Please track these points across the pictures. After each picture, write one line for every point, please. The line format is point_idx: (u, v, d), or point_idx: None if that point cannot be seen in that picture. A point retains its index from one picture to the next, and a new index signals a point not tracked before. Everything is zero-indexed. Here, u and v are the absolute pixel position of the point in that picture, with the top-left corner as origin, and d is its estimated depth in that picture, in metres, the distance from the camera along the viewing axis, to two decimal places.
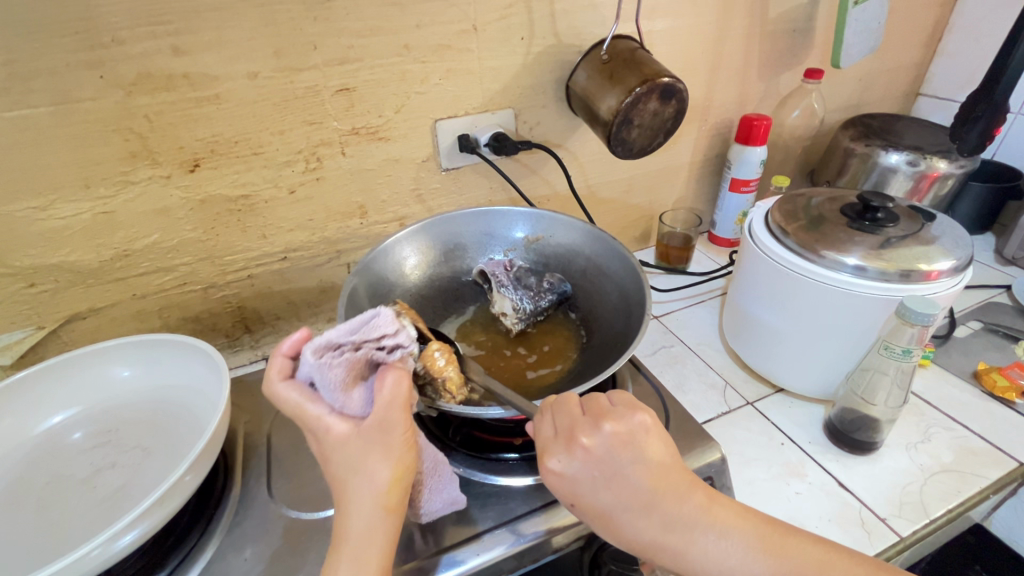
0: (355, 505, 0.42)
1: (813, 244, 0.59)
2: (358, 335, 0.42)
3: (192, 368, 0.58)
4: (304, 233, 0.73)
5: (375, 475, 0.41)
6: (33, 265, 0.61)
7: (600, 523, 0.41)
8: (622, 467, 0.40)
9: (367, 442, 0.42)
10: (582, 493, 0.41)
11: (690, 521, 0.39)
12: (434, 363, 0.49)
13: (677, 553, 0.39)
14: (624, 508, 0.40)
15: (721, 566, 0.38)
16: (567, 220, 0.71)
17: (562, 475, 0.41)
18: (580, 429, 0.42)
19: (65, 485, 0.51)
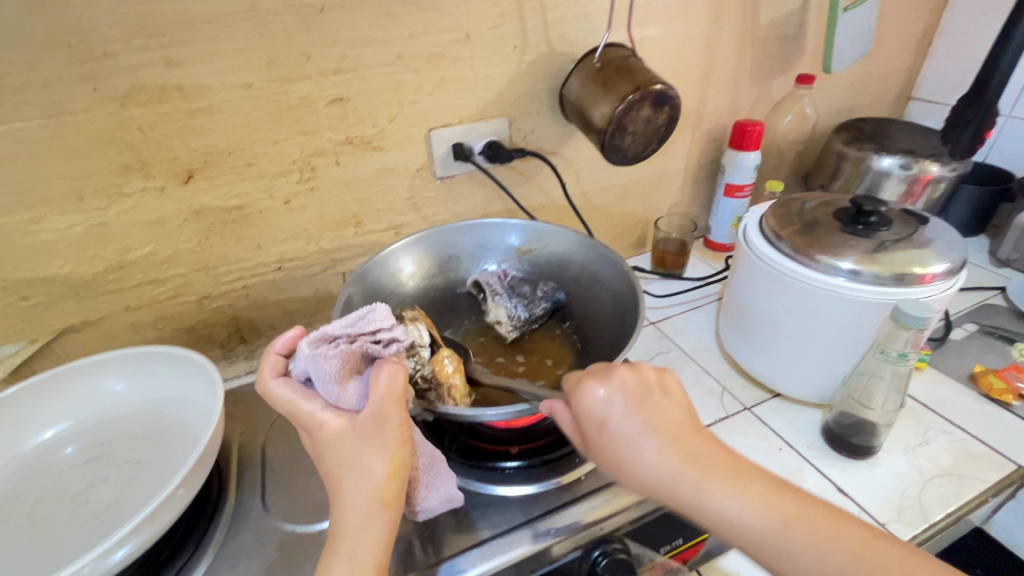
0: (351, 500, 0.41)
1: (807, 248, 0.59)
2: (354, 328, 0.44)
3: (185, 379, 0.58)
4: (299, 243, 0.73)
5: (372, 469, 0.41)
6: (25, 278, 0.61)
7: (621, 455, 0.41)
8: (655, 402, 0.42)
9: (362, 435, 0.41)
10: (615, 419, 0.41)
11: (716, 466, 0.40)
12: (443, 369, 0.53)
13: (699, 489, 0.39)
14: (654, 438, 0.41)
15: (734, 510, 0.38)
16: (559, 230, 0.71)
17: (597, 398, 0.42)
18: (621, 367, 0.44)
19: (56, 501, 0.50)
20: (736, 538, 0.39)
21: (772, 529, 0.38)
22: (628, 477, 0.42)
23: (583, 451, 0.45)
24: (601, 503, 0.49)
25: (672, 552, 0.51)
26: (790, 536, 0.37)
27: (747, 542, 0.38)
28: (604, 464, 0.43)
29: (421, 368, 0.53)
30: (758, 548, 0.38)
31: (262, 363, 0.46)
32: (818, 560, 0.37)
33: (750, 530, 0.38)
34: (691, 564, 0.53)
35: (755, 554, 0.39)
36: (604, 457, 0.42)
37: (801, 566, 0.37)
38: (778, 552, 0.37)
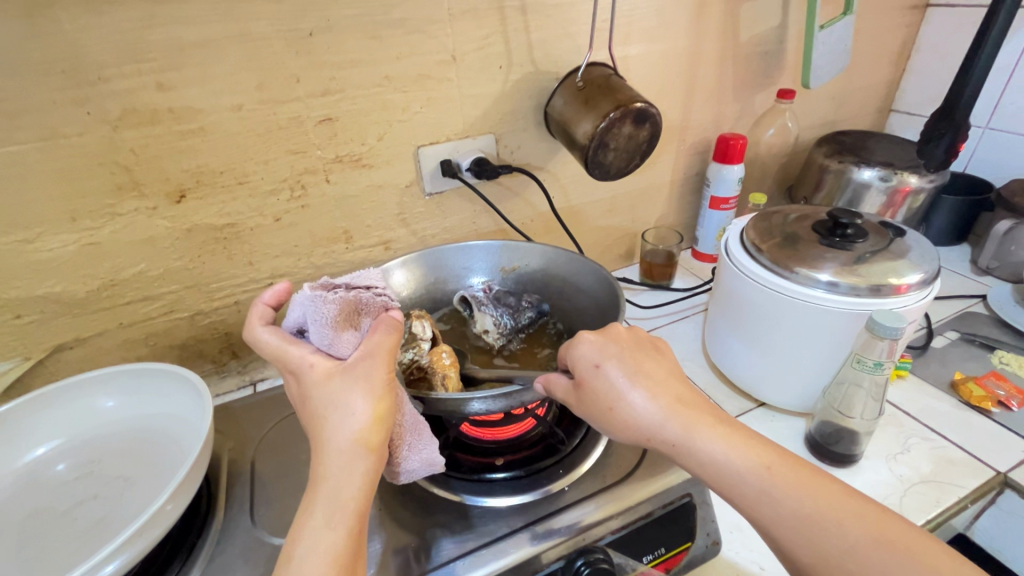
0: (335, 442, 0.41)
1: (786, 260, 0.61)
2: (352, 283, 0.48)
3: (174, 395, 0.59)
4: (290, 259, 0.74)
5: (357, 411, 0.41)
6: (19, 297, 0.62)
7: (612, 392, 0.44)
8: (645, 356, 0.47)
9: (349, 377, 0.42)
10: (610, 360, 0.45)
11: (701, 412, 0.43)
12: (440, 361, 0.56)
13: (686, 427, 0.42)
14: (643, 380, 0.44)
15: (721, 449, 0.41)
16: (538, 248, 0.72)
17: (593, 343, 0.46)
18: (616, 327, 0.49)
19: (46, 518, 0.50)
20: (715, 479, 0.41)
21: (751, 466, 0.40)
22: (615, 417, 0.44)
23: (572, 406, 0.47)
24: (585, 513, 0.50)
25: (655, 561, 0.50)
26: (768, 475, 0.39)
27: (726, 480, 0.41)
28: (592, 407, 0.45)
29: (420, 358, 0.56)
30: (737, 487, 0.40)
31: (252, 316, 0.49)
32: (792, 503, 0.38)
33: (730, 467, 0.40)
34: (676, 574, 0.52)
35: (732, 497, 0.41)
36: (594, 399, 0.45)
37: (776, 508, 0.38)
38: (757, 491, 0.39)
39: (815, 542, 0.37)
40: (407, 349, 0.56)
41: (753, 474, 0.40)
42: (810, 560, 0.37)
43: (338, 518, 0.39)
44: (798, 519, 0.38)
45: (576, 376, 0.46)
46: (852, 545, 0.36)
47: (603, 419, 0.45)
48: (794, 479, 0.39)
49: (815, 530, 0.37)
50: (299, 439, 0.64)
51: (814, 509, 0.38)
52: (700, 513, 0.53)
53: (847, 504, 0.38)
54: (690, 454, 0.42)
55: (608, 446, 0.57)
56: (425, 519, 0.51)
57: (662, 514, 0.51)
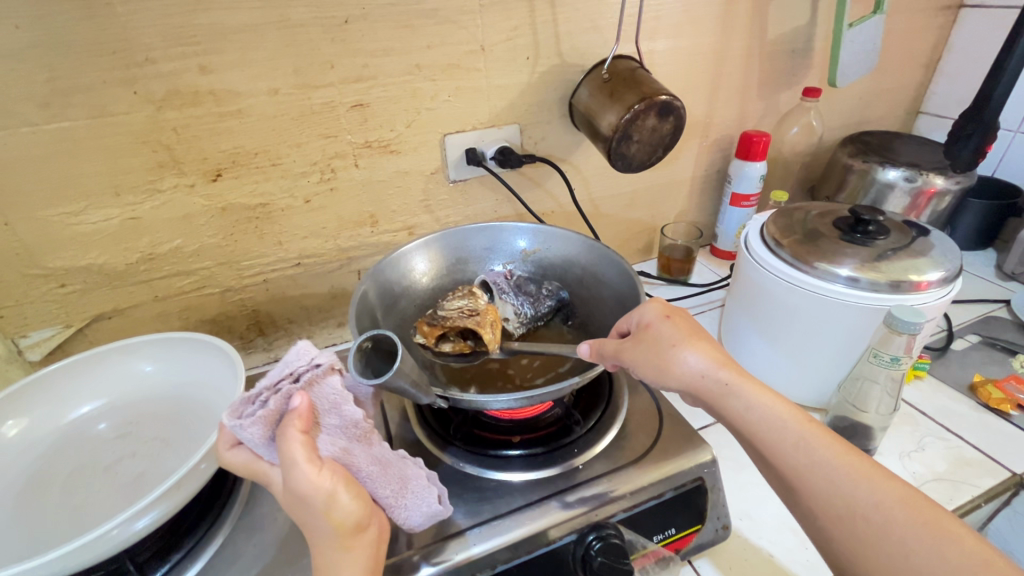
0: (316, 546, 0.39)
1: (806, 255, 0.61)
2: (272, 380, 0.40)
3: (207, 364, 0.61)
4: (318, 240, 0.76)
5: (318, 525, 0.38)
6: (64, 266, 0.65)
7: (675, 337, 0.48)
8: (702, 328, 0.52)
9: (293, 495, 0.38)
10: (677, 316, 0.51)
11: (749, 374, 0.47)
12: (489, 313, 0.64)
13: (735, 377, 0.46)
14: (703, 337, 0.49)
15: (762, 409, 0.44)
16: (564, 233, 0.71)
17: (662, 303, 0.52)
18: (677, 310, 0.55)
19: (89, 472, 0.53)
20: (756, 426, 0.44)
21: (792, 417, 0.44)
22: (673, 355, 0.48)
23: (625, 352, 0.50)
24: (599, 491, 0.51)
25: (665, 541, 0.51)
26: (807, 426, 0.43)
27: (766, 428, 0.44)
28: (650, 350, 0.49)
29: (473, 307, 0.64)
30: (778, 435, 0.43)
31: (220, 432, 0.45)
32: (827, 451, 0.42)
33: (772, 417, 0.44)
34: (685, 556, 0.53)
35: (768, 445, 0.44)
36: (656, 341, 0.49)
37: (811, 454, 0.42)
38: (794, 438, 0.43)
39: (847, 496, 0.40)
40: (464, 298, 0.64)
41: (793, 423, 0.43)
42: (837, 510, 0.40)
43: None
44: (830, 467, 0.41)
45: (641, 327, 0.51)
46: (880, 501, 0.39)
47: (662, 361, 0.48)
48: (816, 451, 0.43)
49: (845, 481, 0.40)
50: None
51: (846, 461, 0.41)
52: (710, 497, 0.54)
53: (874, 468, 0.41)
54: (738, 397, 0.45)
55: (623, 429, 0.58)
56: None
57: (673, 496, 0.52)
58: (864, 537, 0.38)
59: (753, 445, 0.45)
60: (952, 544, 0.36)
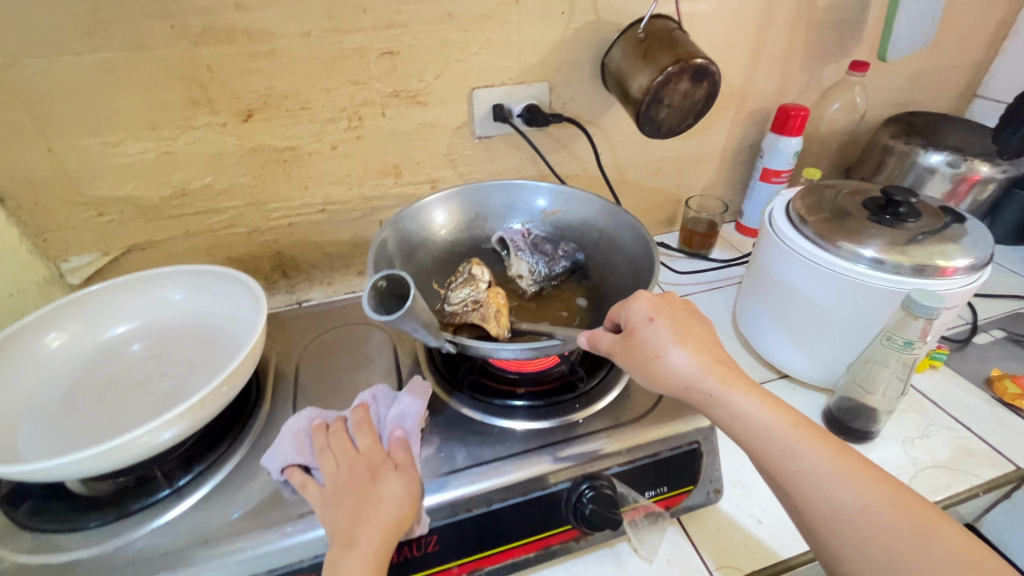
0: (372, 521, 0.43)
1: (829, 234, 0.60)
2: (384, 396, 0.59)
3: (232, 297, 0.64)
4: (343, 188, 0.78)
5: (385, 494, 0.45)
6: (102, 196, 0.68)
7: (658, 342, 0.47)
8: (697, 322, 0.50)
9: (366, 470, 0.47)
10: (661, 317, 0.49)
11: (739, 376, 0.47)
12: (495, 299, 0.60)
13: (723, 383, 0.46)
14: (689, 340, 0.48)
15: (750, 419, 0.44)
16: (584, 195, 0.70)
17: (649, 300, 0.49)
18: (670, 295, 0.53)
19: (123, 387, 0.57)
20: (743, 432, 0.45)
21: (779, 424, 0.44)
22: (656, 366, 0.47)
23: (616, 357, 0.49)
24: (595, 446, 0.53)
25: (656, 498, 0.53)
26: (794, 433, 0.43)
27: (753, 433, 0.44)
28: (637, 355, 0.48)
29: (476, 295, 0.60)
30: (765, 440, 0.43)
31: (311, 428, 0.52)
32: (813, 458, 0.42)
33: (760, 424, 0.44)
34: (674, 513, 0.54)
35: (756, 450, 0.44)
36: (640, 350, 0.48)
37: (797, 461, 0.42)
38: (781, 445, 0.43)
39: (831, 496, 0.41)
40: (465, 287, 0.60)
41: (781, 430, 0.43)
42: (823, 512, 0.41)
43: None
44: (817, 474, 0.41)
45: (627, 328, 0.49)
46: (866, 505, 0.40)
47: (647, 367, 0.47)
48: (817, 440, 0.43)
49: (833, 486, 0.41)
50: (337, 352, 0.70)
51: (833, 466, 0.41)
52: (706, 461, 0.55)
53: (862, 467, 0.42)
54: (723, 407, 0.45)
55: (625, 389, 0.60)
56: (445, 432, 0.55)
57: (669, 456, 0.54)
58: (851, 538, 0.39)
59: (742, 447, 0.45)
60: (940, 545, 0.37)
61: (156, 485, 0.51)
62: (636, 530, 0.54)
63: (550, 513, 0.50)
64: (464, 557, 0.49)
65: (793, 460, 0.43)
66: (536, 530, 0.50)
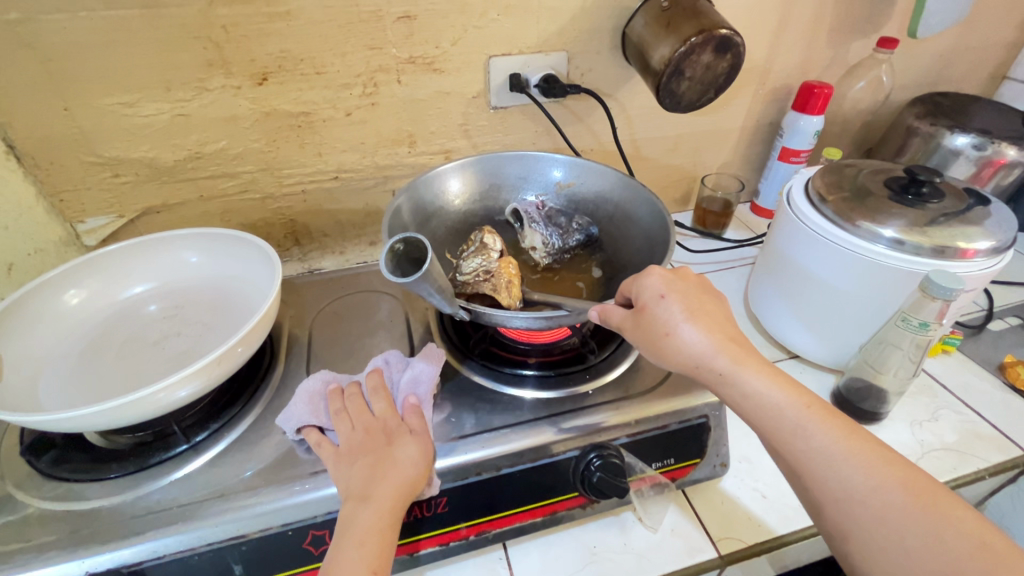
0: (387, 479, 0.45)
1: (848, 213, 0.60)
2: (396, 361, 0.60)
3: (246, 260, 0.64)
4: (356, 155, 0.77)
5: (400, 456, 0.47)
6: (118, 157, 0.68)
7: (668, 319, 0.47)
8: (710, 299, 0.50)
9: (381, 434, 0.48)
10: (673, 294, 0.48)
11: (751, 354, 0.47)
12: (507, 270, 0.59)
13: (734, 362, 0.45)
14: (701, 317, 0.47)
15: (760, 399, 0.44)
16: (600, 167, 0.69)
17: (661, 276, 0.49)
18: (683, 270, 0.52)
19: (140, 344, 0.58)
20: (754, 411, 0.45)
21: (791, 405, 0.44)
22: (667, 344, 0.46)
23: (626, 333, 0.49)
24: (603, 416, 0.53)
25: (663, 469, 0.54)
26: (806, 413, 0.43)
27: (764, 413, 0.44)
28: (647, 331, 0.47)
29: (488, 265, 0.60)
30: (777, 420, 0.44)
31: (325, 391, 0.54)
32: (824, 438, 0.42)
33: (771, 404, 0.44)
34: (680, 485, 0.55)
35: (767, 430, 0.44)
36: (650, 327, 0.47)
37: (808, 440, 0.42)
38: (792, 425, 0.43)
39: (842, 477, 0.41)
40: (477, 256, 0.60)
41: (792, 410, 0.43)
42: (833, 491, 0.41)
43: (367, 539, 0.42)
44: (828, 454, 0.42)
45: (638, 304, 0.49)
46: (877, 485, 0.40)
47: (656, 344, 0.47)
48: (829, 417, 0.43)
49: (844, 467, 0.41)
50: (349, 318, 0.70)
51: (844, 447, 0.42)
52: (713, 435, 0.55)
53: (872, 447, 0.42)
54: (734, 386, 0.45)
55: (635, 363, 0.60)
56: (456, 399, 0.56)
57: (677, 429, 0.54)
58: (860, 517, 0.40)
59: (752, 426, 0.46)
60: (949, 524, 0.38)
61: (174, 440, 0.52)
62: (642, 500, 0.54)
63: (557, 480, 0.51)
64: (473, 519, 0.50)
65: (804, 440, 0.43)
66: (543, 496, 0.51)
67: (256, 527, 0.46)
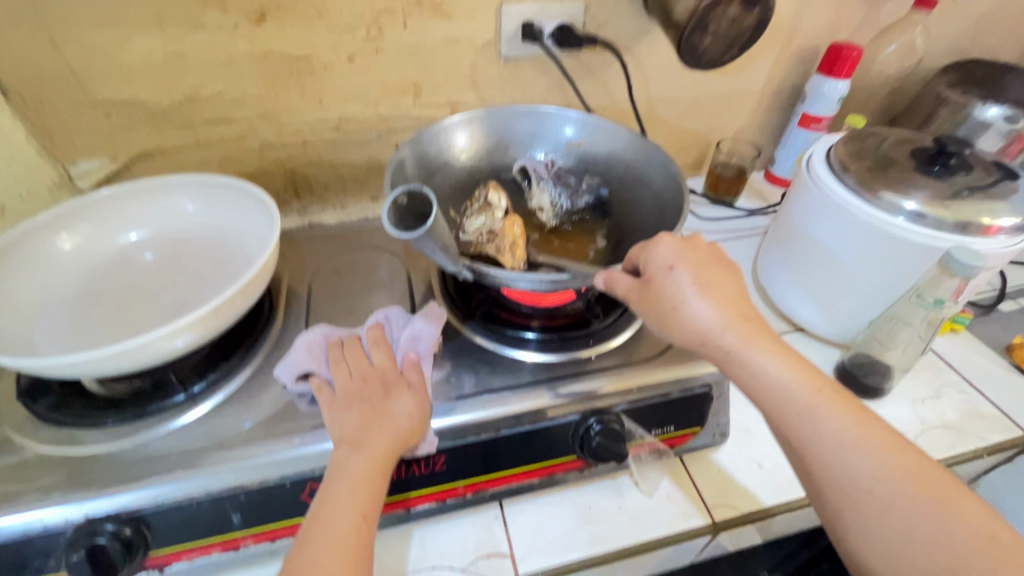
0: (381, 429, 0.45)
1: (870, 185, 0.57)
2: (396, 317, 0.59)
3: (244, 210, 0.62)
4: (359, 105, 0.74)
5: (397, 410, 0.47)
6: (110, 97, 0.65)
7: (676, 292, 0.45)
8: (723, 269, 0.48)
9: (380, 385, 0.49)
10: (683, 265, 0.46)
11: (763, 332, 0.45)
12: (511, 230, 0.57)
13: (745, 340, 0.44)
14: (710, 290, 0.46)
15: (768, 380, 0.43)
16: (613, 126, 0.66)
17: (672, 246, 0.47)
18: (697, 239, 0.50)
19: (136, 292, 0.57)
20: (762, 393, 0.44)
21: (802, 388, 0.43)
22: (674, 318, 0.45)
23: (631, 304, 0.48)
24: (604, 382, 0.53)
25: (662, 436, 0.54)
26: (817, 396, 0.42)
27: (771, 395, 0.43)
28: (654, 303, 0.46)
29: (492, 225, 0.58)
30: (785, 402, 0.43)
31: (325, 340, 0.53)
32: (835, 424, 0.41)
33: (781, 385, 0.43)
34: (678, 452, 0.55)
35: (776, 414, 0.43)
36: (657, 298, 0.46)
37: (817, 426, 0.42)
38: (800, 409, 0.42)
39: (850, 464, 0.40)
40: (480, 216, 0.59)
41: (803, 393, 0.42)
42: (838, 479, 0.40)
43: (359, 484, 0.42)
44: (838, 441, 0.41)
45: (645, 274, 0.47)
46: (885, 474, 0.40)
47: (664, 317, 0.46)
48: (841, 400, 0.43)
49: (853, 455, 0.40)
50: (349, 274, 0.69)
51: (853, 434, 0.41)
52: (714, 404, 0.55)
53: (881, 434, 0.41)
54: (741, 365, 0.44)
55: (639, 330, 0.59)
56: (456, 360, 0.55)
57: (680, 397, 0.54)
58: (863, 505, 0.39)
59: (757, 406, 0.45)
60: (952, 515, 0.38)
61: (171, 388, 0.51)
62: (638, 465, 0.55)
63: (555, 444, 0.51)
64: (471, 478, 0.50)
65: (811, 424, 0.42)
66: (541, 458, 0.51)
67: (255, 479, 0.46)
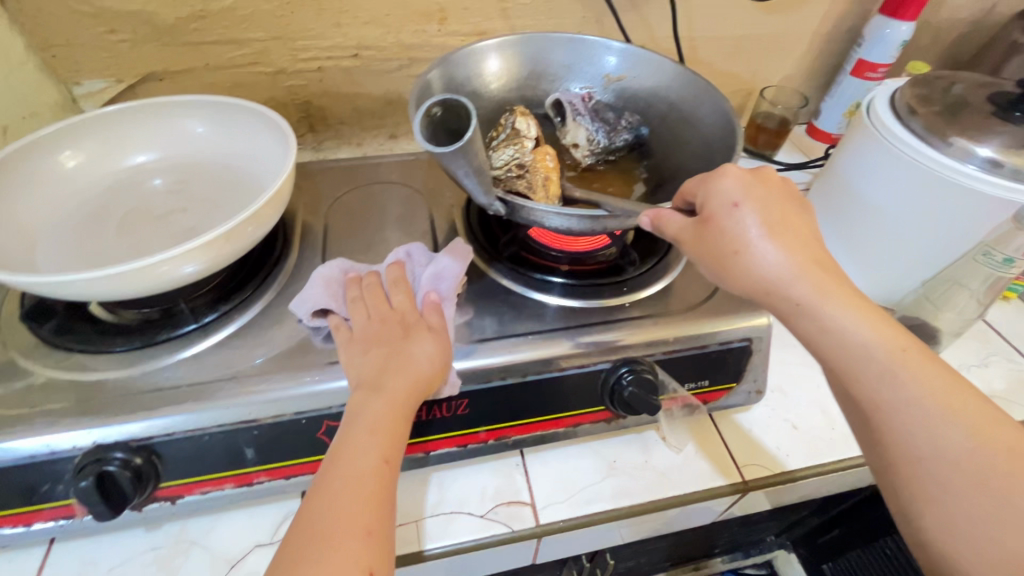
0: (400, 372, 0.42)
1: (941, 129, 0.52)
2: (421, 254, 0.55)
3: (257, 137, 0.58)
4: (379, 30, 0.68)
5: (416, 351, 0.44)
6: (113, 8, 0.60)
7: (738, 235, 0.41)
8: (794, 211, 0.44)
9: (399, 327, 0.46)
10: (750, 203, 0.42)
11: (838, 282, 0.42)
12: (544, 163, 0.53)
13: (819, 291, 0.40)
14: (780, 233, 0.42)
15: (842, 335, 0.40)
16: (657, 58, 0.61)
17: (739, 182, 0.43)
18: (766, 171, 0.45)
19: (143, 218, 0.54)
20: (835, 352, 0.40)
21: (883, 347, 0.39)
22: (735, 263, 0.42)
23: (683, 245, 0.44)
24: (637, 332, 0.50)
25: (694, 390, 0.51)
26: (901, 357, 0.39)
27: (845, 352, 0.40)
28: (710, 244, 0.42)
29: (522, 157, 0.53)
30: (860, 360, 0.39)
31: (343, 278, 0.50)
32: (919, 390, 0.38)
33: (857, 343, 0.39)
34: (710, 409, 0.53)
35: (850, 375, 0.40)
36: (716, 240, 0.42)
37: (898, 390, 0.38)
38: (878, 371, 0.39)
39: (936, 434, 0.37)
40: (509, 146, 0.54)
41: (884, 351, 0.39)
42: (919, 448, 0.37)
43: (377, 428, 0.40)
44: (922, 408, 0.38)
45: (703, 212, 0.43)
46: (975, 447, 0.36)
47: (721, 261, 0.42)
48: (920, 361, 0.39)
49: (940, 425, 0.37)
50: (367, 212, 0.65)
51: (939, 401, 0.37)
52: (752, 360, 0.52)
53: (964, 401, 0.38)
54: (810, 317, 0.41)
55: (674, 281, 0.55)
56: (481, 303, 0.52)
57: (716, 351, 0.51)
58: (945, 478, 0.36)
59: (821, 361, 0.42)
60: None
61: (181, 318, 0.49)
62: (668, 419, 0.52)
63: (582, 393, 0.49)
64: (494, 424, 0.48)
65: (885, 385, 0.39)
66: (567, 407, 0.49)
67: (269, 414, 0.44)
